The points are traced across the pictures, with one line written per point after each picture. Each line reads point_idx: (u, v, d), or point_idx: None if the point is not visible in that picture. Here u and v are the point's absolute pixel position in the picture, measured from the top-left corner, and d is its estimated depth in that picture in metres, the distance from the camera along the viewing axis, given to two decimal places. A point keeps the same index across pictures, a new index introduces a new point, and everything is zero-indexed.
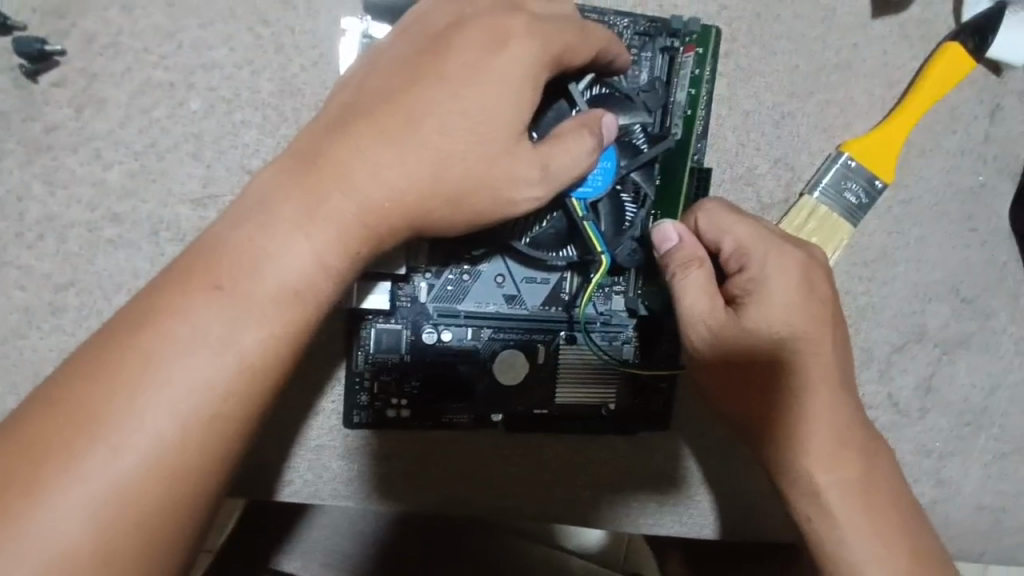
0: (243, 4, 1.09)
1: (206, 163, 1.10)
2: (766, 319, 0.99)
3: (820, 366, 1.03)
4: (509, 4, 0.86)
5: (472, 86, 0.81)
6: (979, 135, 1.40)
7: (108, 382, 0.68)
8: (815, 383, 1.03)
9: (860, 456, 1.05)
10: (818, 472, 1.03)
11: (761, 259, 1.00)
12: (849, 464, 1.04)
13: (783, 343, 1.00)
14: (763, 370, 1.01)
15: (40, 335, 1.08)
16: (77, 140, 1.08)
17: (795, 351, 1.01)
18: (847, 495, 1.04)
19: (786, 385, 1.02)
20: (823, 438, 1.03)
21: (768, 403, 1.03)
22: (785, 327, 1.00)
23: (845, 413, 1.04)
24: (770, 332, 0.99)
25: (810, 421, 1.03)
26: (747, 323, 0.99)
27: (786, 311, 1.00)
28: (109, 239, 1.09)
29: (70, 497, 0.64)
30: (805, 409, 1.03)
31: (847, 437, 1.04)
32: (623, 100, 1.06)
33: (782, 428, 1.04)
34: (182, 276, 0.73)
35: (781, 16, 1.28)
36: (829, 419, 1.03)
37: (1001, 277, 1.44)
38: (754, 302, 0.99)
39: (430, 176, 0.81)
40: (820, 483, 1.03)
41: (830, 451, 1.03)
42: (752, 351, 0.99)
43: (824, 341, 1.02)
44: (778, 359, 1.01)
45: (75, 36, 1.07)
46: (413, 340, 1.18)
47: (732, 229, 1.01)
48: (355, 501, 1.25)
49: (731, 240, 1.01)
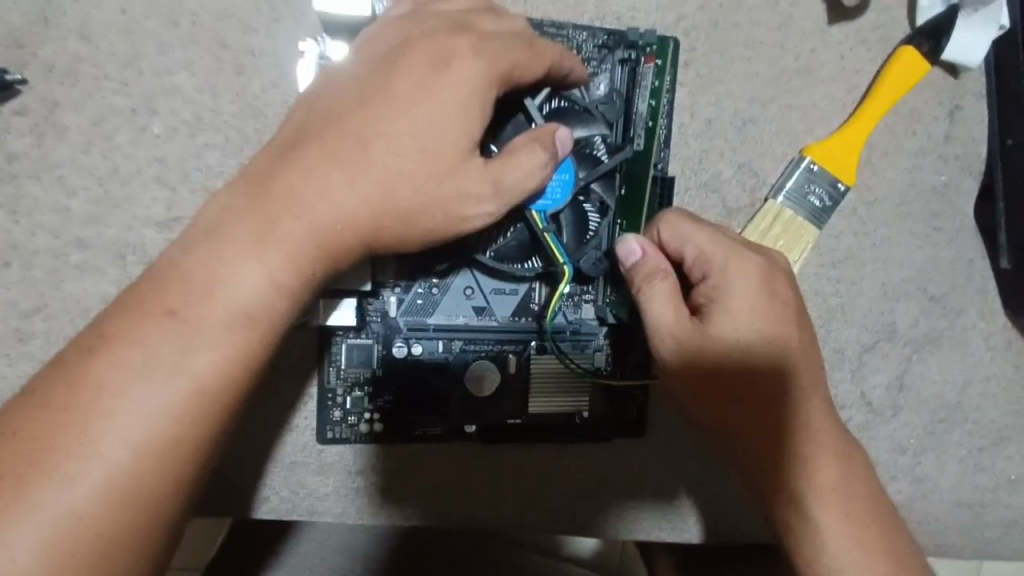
0: (203, 28, 1.11)
1: (171, 187, 1.11)
2: (731, 325, 1.00)
3: (790, 370, 1.03)
4: (456, 25, 0.88)
5: (420, 106, 0.82)
6: (939, 136, 1.43)
7: (60, 410, 0.69)
8: (787, 386, 1.03)
9: (838, 459, 1.04)
10: (797, 477, 1.03)
11: (723, 265, 1.01)
12: (827, 466, 1.04)
13: (751, 348, 1.00)
14: (733, 377, 1.01)
15: (8, 362, 1.08)
16: (40, 168, 1.08)
17: (765, 356, 1.01)
18: (829, 500, 1.02)
19: (759, 391, 1.02)
20: (798, 441, 1.03)
21: (742, 410, 1.03)
22: (752, 332, 1.00)
23: (818, 414, 1.05)
24: (737, 338, 1.00)
25: (784, 425, 1.03)
26: (711, 331, 0.99)
27: (751, 316, 1.01)
28: (75, 265, 1.09)
29: (23, 525, 0.65)
30: (778, 413, 1.03)
31: (822, 439, 1.04)
32: (582, 112, 1.08)
33: (758, 435, 1.03)
34: (136, 303, 0.74)
35: (738, 24, 1.30)
36: (801, 420, 1.04)
37: (968, 274, 1.46)
38: (716, 309, 1.00)
39: (382, 196, 0.82)
40: (799, 488, 1.03)
41: (806, 453, 1.03)
42: (722, 359, 1.00)
43: (791, 343, 1.03)
44: (748, 366, 1.01)
45: (35, 65, 1.08)
46: (384, 354, 1.19)
47: (692, 238, 1.02)
48: (332, 516, 1.25)
49: (692, 249, 1.02)
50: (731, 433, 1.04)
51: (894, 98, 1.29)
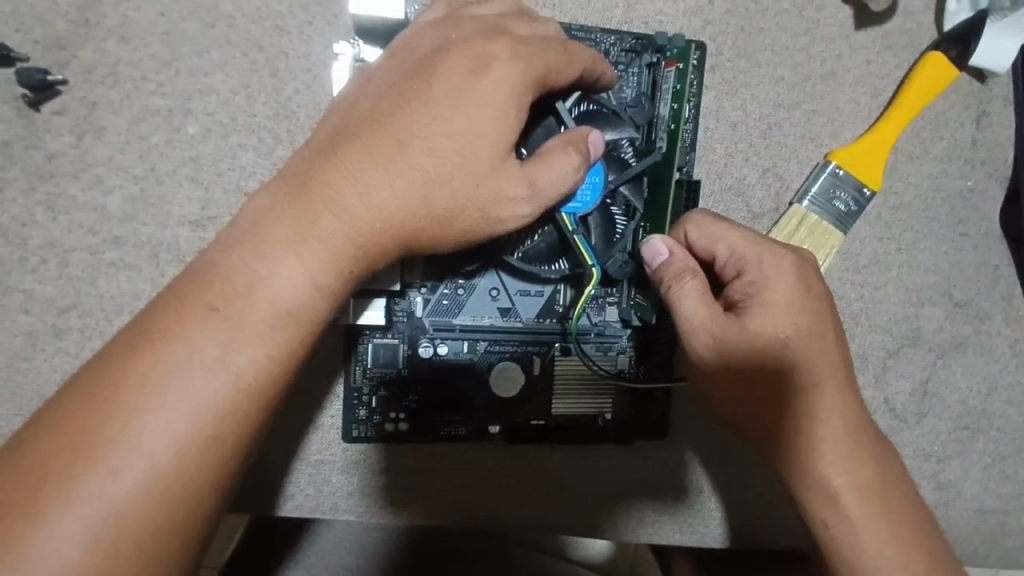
0: (238, 31, 1.12)
1: (204, 186, 1.12)
2: (769, 320, 1.00)
3: (825, 365, 1.02)
4: (492, 30, 0.89)
5: (458, 108, 0.83)
6: (966, 141, 1.42)
7: (105, 404, 0.70)
8: (824, 381, 1.02)
9: (873, 457, 1.04)
10: (835, 474, 1.02)
11: (757, 262, 1.02)
12: (863, 464, 1.03)
13: (789, 342, 1.00)
14: (770, 372, 1.01)
15: (45, 357, 1.10)
16: (78, 167, 1.10)
17: (802, 351, 1.01)
18: (866, 497, 1.02)
19: (794, 386, 1.01)
20: (836, 438, 1.02)
21: (779, 408, 1.02)
22: (789, 327, 1.00)
23: (854, 412, 1.04)
24: (775, 333, 1.00)
25: (820, 422, 1.02)
26: (746, 327, 0.99)
27: (788, 312, 1.00)
28: (110, 263, 1.11)
29: (70, 517, 0.66)
30: (815, 411, 1.02)
31: (858, 436, 1.03)
32: (610, 116, 1.09)
33: (794, 433, 1.02)
34: (178, 299, 0.75)
35: (765, 29, 1.30)
36: (839, 417, 1.03)
37: (994, 280, 1.45)
38: (751, 307, 1.01)
39: (420, 197, 0.83)
40: (836, 486, 1.02)
41: (844, 451, 1.02)
42: (759, 353, 1.00)
43: (826, 339, 1.03)
44: (786, 361, 1.01)
45: (75, 66, 1.10)
46: (410, 354, 1.20)
47: (723, 237, 1.03)
48: (355, 514, 1.26)
49: (724, 247, 1.03)
50: (768, 432, 1.02)
51: (936, 70, 1.27)
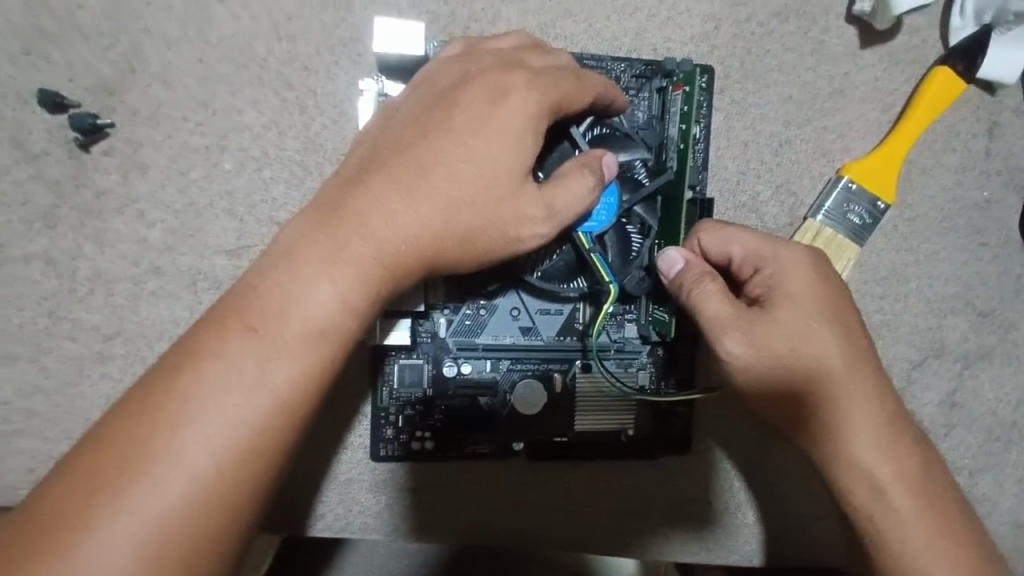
0: (269, 72, 1.19)
1: (239, 218, 1.19)
2: (796, 311, 1.00)
3: (854, 357, 1.02)
4: (509, 61, 0.94)
5: (477, 136, 0.88)
6: (979, 152, 1.43)
7: (150, 420, 0.75)
8: (857, 370, 1.02)
9: (910, 444, 1.05)
10: (878, 465, 1.02)
11: (774, 256, 1.03)
12: (902, 452, 1.04)
13: (820, 331, 1.00)
14: (805, 364, 1.00)
15: (91, 382, 1.17)
16: (123, 203, 1.18)
17: (832, 341, 1.01)
18: (906, 488, 1.03)
19: (828, 376, 1.01)
20: (873, 427, 1.03)
21: (810, 403, 1.02)
22: (817, 316, 1.00)
23: (887, 403, 1.04)
24: (804, 323, 1.00)
25: (855, 416, 1.03)
26: (774, 320, 0.99)
27: (814, 302, 1.01)
28: (151, 291, 1.18)
29: (119, 528, 0.70)
30: (848, 404, 1.02)
31: (892, 428, 1.04)
32: (623, 139, 1.13)
33: (828, 427, 1.03)
34: (218, 321, 0.80)
35: (772, 51, 1.32)
36: (873, 405, 1.03)
37: (1017, 289, 1.47)
38: (775, 302, 1.00)
39: (443, 220, 0.87)
40: (880, 477, 1.02)
41: (880, 443, 1.03)
42: (792, 345, 0.99)
43: (852, 327, 1.03)
44: (818, 351, 1.00)
45: (120, 110, 1.18)
46: (435, 374, 1.23)
47: (737, 237, 1.05)
48: (383, 533, 1.29)
49: (739, 247, 1.05)
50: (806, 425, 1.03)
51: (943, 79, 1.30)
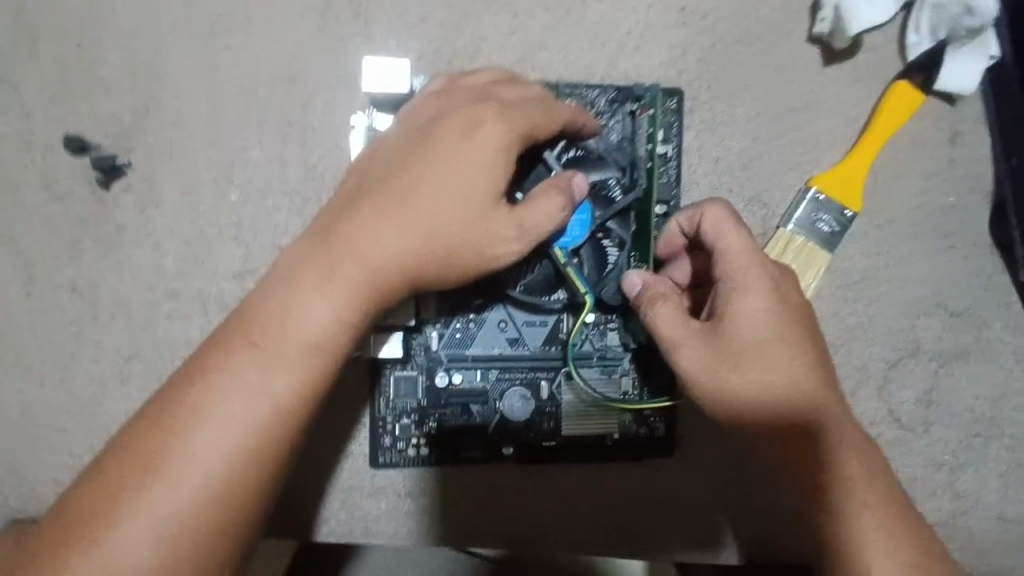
0: (270, 110, 1.30)
1: (245, 244, 1.29)
2: (744, 326, 1.06)
3: (809, 370, 1.07)
4: (483, 96, 1.04)
5: (454, 164, 0.97)
6: (944, 159, 1.49)
7: (167, 426, 0.84)
8: (804, 382, 1.06)
9: (862, 459, 1.05)
10: (819, 470, 1.04)
11: (739, 268, 1.07)
12: (851, 464, 1.04)
13: (767, 346, 1.06)
14: (750, 373, 1.05)
15: (113, 399, 1.27)
16: (140, 234, 1.29)
17: (778, 355, 1.06)
18: (878, 494, 1.02)
19: (777, 386, 1.06)
20: (820, 437, 1.05)
21: (771, 416, 1.06)
22: (765, 332, 1.06)
23: (843, 413, 1.08)
24: (750, 337, 1.06)
25: (814, 427, 1.06)
26: (719, 334, 1.06)
27: (764, 318, 1.06)
28: (166, 314, 1.28)
29: (141, 522, 0.80)
30: (808, 416, 1.06)
31: (852, 436, 1.06)
32: (596, 159, 1.21)
33: (789, 440, 1.06)
34: (226, 338, 0.90)
35: (738, 72, 1.40)
36: (822, 417, 1.06)
37: (989, 289, 1.53)
38: (724, 317, 1.07)
39: (424, 241, 0.96)
40: (821, 482, 1.03)
41: (841, 450, 1.05)
42: (734, 356, 1.06)
43: (804, 344, 1.08)
44: (763, 362, 1.06)
45: (136, 149, 1.29)
46: (428, 384, 1.31)
47: (723, 235, 1.09)
48: (385, 537, 1.38)
49: (720, 247, 1.09)
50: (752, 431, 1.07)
51: (903, 89, 1.39)
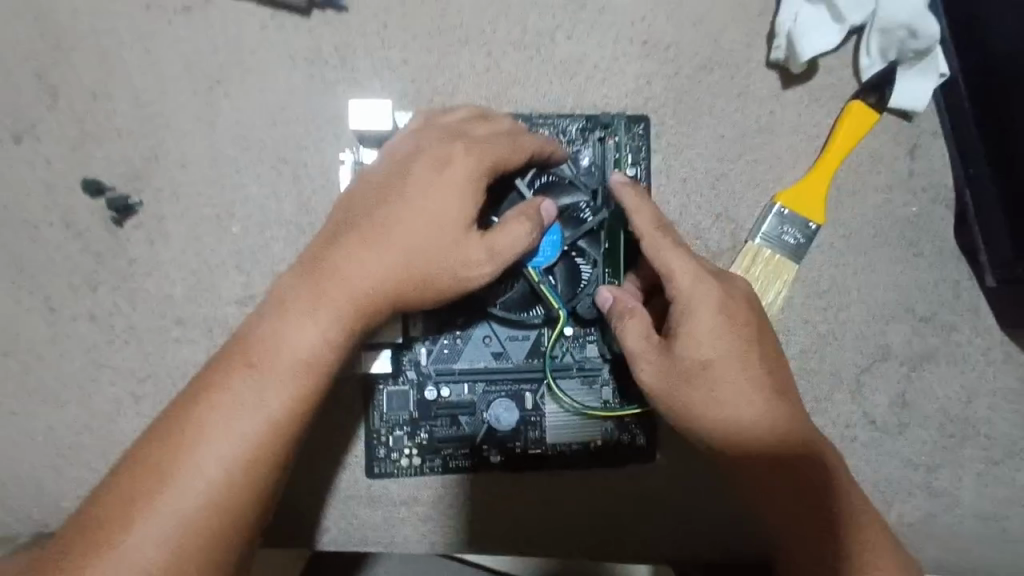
0: (267, 149, 1.42)
1: (247, 272, 1.40)
2: (693, 345, 1.15)
3: (754, 382, 1.16)
4: (454, 133, 1.15)
5: (428, 197, 1.08)
6: (903, 172, 1.58)
7: (174, 440, 0.94)
8: (753, 395, 1.15)
9: (809, 463, 1.13)
10: (768, 478, 1.14)
11: (687, 290, 1.16)
12: (798, 468, 1.13)
13: (715, 362, 1.15)
14: (700, 390, 1.15)
15: (128, 418, 1.38)
16: (151, 266, 1.40)
17: (727, 370, 1.15)
18: (818, 495, 1.12)
19: (727, 400, 1.15)
20: (771, 445, 1.14)
21: (722, 426, 1.14)
22: (713, 349, 1.15)
23: (793, 419, 1.16)
24: (700, 355, 1.15)
25: (761, 435, 1.14)
26: (671, 352, 1.16)
27: (712, 336, 1.15)
28: (175, 338, 1.39)
29: (151, 527, 0.89)
30: (753, 425, 1.14)
31: (801, 442, 1.14)
32: (567, 185, 1.31)
33: (738, 450, 1.14)
34: (226, 359, 1.00)
35: (701, 98, 1.50)
36: (771, 427, 1.14)
37: (956, 293, 1.59)
38: (676, 337, 1.16)
39: (403, 267, 1.06)
40: (770, 488, 1.13)
41: (786, 456, 1.13)
42: (686, 374, 1.15)
43: (751, 358, 1.16)
44: (713, 378, 1.15)
45: (146, 188, 1.41)
46: (419, 397, 1.40)
47: (667, 258, 1.17)
48: (383, 543, 1.46)
49: (666, 269, 1.17)
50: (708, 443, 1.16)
51: (857, 109, 1.47)
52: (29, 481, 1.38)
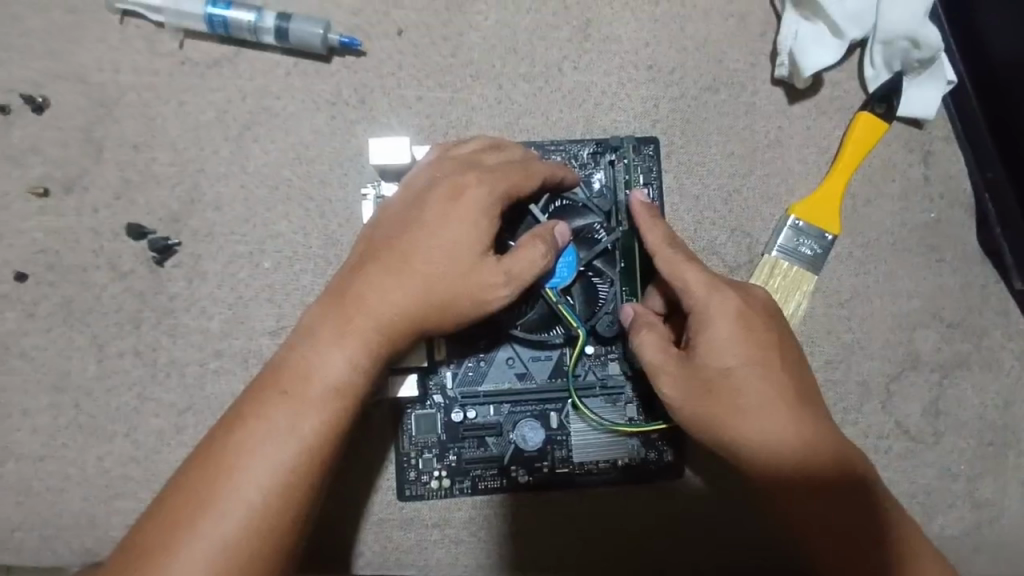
0: (294, 187, 1.50)
1: (279, 305, 1.47)
2: (712, 354, 1.16)
3: (778, 391, 1.15)
4: (467, 164, 1.20)
5: (445, 225, 1.13)
6: (918, 178, 1.58)
7: (213, 468, 0.99)
8: (778, 403, 1.14)
9: (837, 471, 1.13)
10: (797, 488, 1.12)
11: (703, 300, 1.19)
12: (826, 477, 1.12)
13: (736, 371, 1.16)
14: (723, 399, 1.15)
15: (171, 448, 1.45)
16: (189, 302, 1.48)
17: (749, 378, 1.15)
18: (847, 503, 1.12)
19: (751, 409, 1.14)
20: (798, 455, 1.12)
21: (747, 436, 1.14)
22: (732, 358, 1.16)
23: (818, 427, 1.15)
24: (721, 364, 1.16)
25: (786, 441, 1.13)
26: (692, 362, 1.18)
27: (731, 344, 1.16)
28: (213, 370, 1.46)
29: (196, 550, 0.93)
30: (779, 435, 1.13)
31: (827, 450, 1.13)
32: (581, 208, 1.35)
33: (762, 456, 1.13)
34: (260, 389, 1.05)
35: (708, 117, 1.54)
36: (796, 436, 1.13)
37: (983, 297, 1.57)
38: (695, 347, 1.18)
39: (424, 293, 1.11)
40: (799, 498, 1.12)
41: (813, 465, 1.12)
42: (708, 382, 1.16)
43: (774, 367, 1.16)
44: (734, 387, 1.15)
45: (184, 229, 1.50)
46: (445, 420, 1.43)
47: (683, 272, 1.21)
48: (416, 566, 1.48)
49: (681, 283, 1.21)
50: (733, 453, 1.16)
51: (858, 125, 1.50)
52: (81, 512, 1.44)
